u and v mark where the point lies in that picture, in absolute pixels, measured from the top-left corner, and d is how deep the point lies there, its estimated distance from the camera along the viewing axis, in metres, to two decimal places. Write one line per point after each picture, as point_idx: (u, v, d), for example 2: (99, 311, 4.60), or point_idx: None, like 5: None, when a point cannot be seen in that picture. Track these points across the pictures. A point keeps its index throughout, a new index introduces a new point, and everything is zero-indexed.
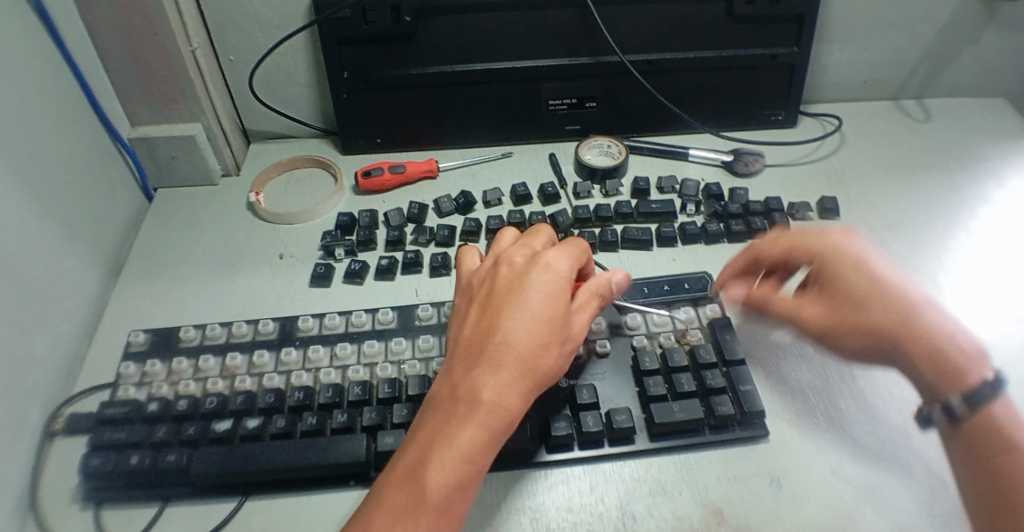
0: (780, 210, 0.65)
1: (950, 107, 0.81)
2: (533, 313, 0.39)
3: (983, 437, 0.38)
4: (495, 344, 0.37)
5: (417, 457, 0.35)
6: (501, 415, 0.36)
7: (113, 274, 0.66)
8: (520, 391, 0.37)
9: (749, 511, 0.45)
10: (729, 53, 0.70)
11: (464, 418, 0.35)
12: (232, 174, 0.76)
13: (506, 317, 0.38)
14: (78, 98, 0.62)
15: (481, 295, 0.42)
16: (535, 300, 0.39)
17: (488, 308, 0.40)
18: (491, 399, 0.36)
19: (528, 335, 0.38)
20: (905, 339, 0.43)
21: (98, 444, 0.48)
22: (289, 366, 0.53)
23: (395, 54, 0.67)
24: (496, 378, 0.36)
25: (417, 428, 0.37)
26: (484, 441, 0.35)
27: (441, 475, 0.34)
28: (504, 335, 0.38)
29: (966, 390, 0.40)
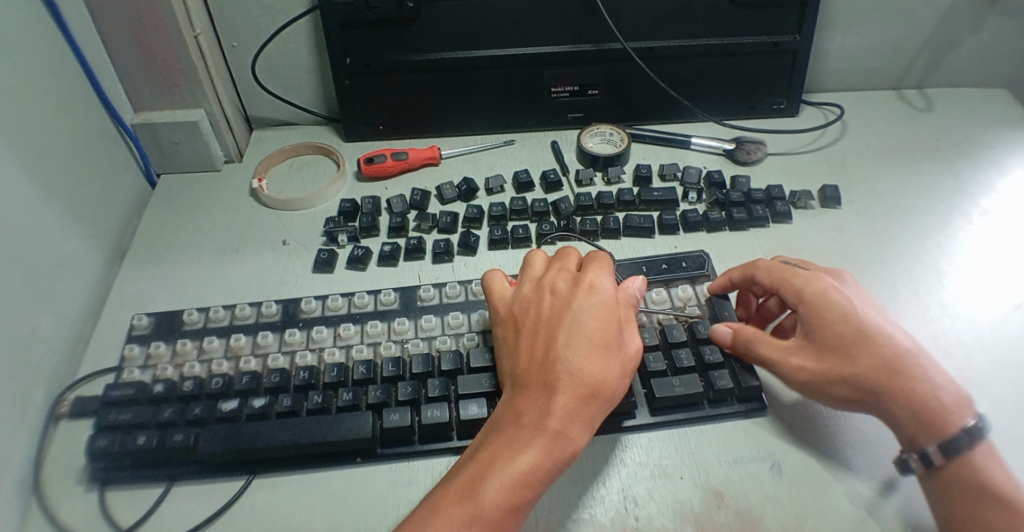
0: (781, 198, 0.65)
1: (951, 95, 0.81)
2: (585, 341, 0.43)
3: (957, 483, 0.42)
4: (557, 374, 0.42)
5: (474, 474, 0.39)
6: (562, 439, 0.40)
7: (117, 258, 0.66)
8: (580, 421, 0.41)
9: (749, 494, 0.46)
10: (732, 40, 0.70)
11: (529, 440, 0.40)
12: (235, 159, 0.76)
13: (562, 346, 0.43)
14: (80, 82, 0.62)
15: (544, 322, 0.46)
16: (588, 325, 0.44)
17: (551, 338, 0.44)
18: (555, 427, 0.40)
19: (589, 368, 0.42)
20: (887, 391, 0.45)
21: (105, 424, 0.48)
22: (293, 346, 0.54)
23: (397, 39, 0.67)
24: (556, 405, 0.41)
25: (478, 447, 0.42)
26: (544, 462, 0.40)
27: (502, 493, 0.38)
28: (566, 365, 0.42)
29: (943, 440, 0.43)
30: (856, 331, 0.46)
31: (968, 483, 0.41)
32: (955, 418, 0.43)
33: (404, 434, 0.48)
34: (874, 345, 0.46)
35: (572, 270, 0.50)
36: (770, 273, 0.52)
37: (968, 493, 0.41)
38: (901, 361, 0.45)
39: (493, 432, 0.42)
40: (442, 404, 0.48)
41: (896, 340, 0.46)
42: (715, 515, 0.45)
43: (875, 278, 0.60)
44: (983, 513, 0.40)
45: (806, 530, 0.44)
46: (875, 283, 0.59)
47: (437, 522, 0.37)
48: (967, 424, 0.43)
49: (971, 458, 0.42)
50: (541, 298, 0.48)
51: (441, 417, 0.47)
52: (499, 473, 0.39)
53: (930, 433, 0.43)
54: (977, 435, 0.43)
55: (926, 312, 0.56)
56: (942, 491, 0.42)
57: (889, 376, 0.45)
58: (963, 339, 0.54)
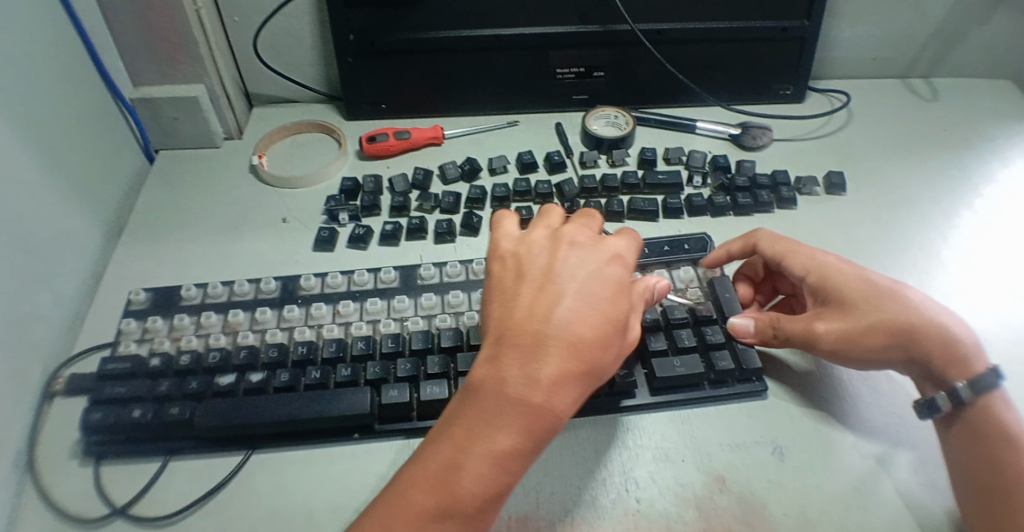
0: (787, 184, 0.65)
1: (956, 86, 0.81)
2: (583, 311, 0.36)
3: (976, 422, 0.43)
4: (546, 343, 0.35)
5: (449, 457, 0.33)
6: (546, 420, 0.34)
7: (115, 235, 0.65)
8: (568, 398, 0.35)
9: (752, 480, 0.46)
10: (740, 24, 0.69)
11: (509, 421, 0.34)
12: (234, 136, 0.75)
13: (556, 313, 0.36)
14: (81, 54, 0.61)
15: (534, 274, 0.39)
16: (590, 293, 0.37)
17: (538, 295, 0.37)
18: (540, 407, 0.34)
19: (575, 333, 0.35)
20: (922, 338, 0.46)
21: (100, 398, 0.48)
22: (292, 322, 0.53)
23: (402, 17, 0.66)
24: (546, 383, 0.34)
25: (448, 420, 0.36)
26: (524, 446, 0.34)
27: (477, 483, 0.33)
28: (558, 337, 0.35)
29: (972, 378, 0.44)
30: (867, 292, 0.48)
31: (987, 425, 0.43)
32: (980, 360, 0.45)
33: (404, 411, 0.48)
34: (889, 301, 0.48)
35: (586, 227, 0.42)
36: (774, 245, 0.54)
37: (982, 435, 0.43)
38: (920, 311, 0.47)
39: (462, 402, 0.36)
40: (441, 381, 0.48)
41: (905, 292, 0.49)
42: (718, 499, 0.45)
43: (878, 265, 0.59)
44: (997, 453, 0.42)
45: (810, 517, 0.43)
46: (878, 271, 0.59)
47: (403, 510, 0.33)
48: (990, 366, 0.45)
49: (992, 400, 0.44)
50: (533, 249, 0.41)
51: (440, 394, 0.47)
52: (468, 462, 0.33)
53: (959, 372, 0.45)
54: (999, 381, 0.45)
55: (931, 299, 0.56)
56: (962, 429, 0.44)
57: (917, 326, 0.46)
58: None
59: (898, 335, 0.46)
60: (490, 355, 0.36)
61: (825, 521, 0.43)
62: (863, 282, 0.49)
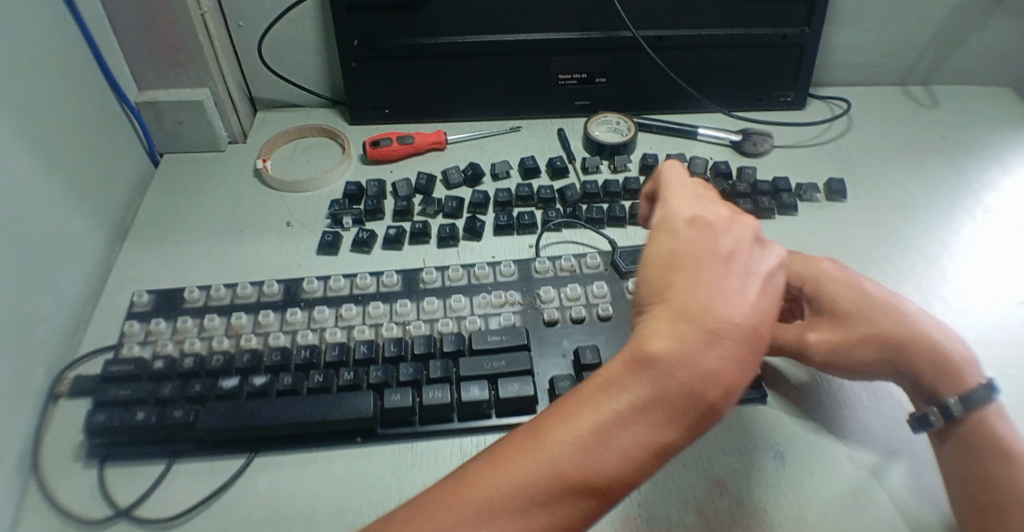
0: (787, 190, 0.66)
1: (956, 93, 0.81)
2: (744, 305, 0.33)
3: (970, 436, 0.44)
4: (715, 329, 0.31)
5: (599, 428, 0.31)
6: (706, 417, 0.31)
7: (119, 238, 0.66)
8: (733, 396, 0.32)
9: (750, 485, 0.46)
10: (741, 31, 0.70)
11: (672, 404, 0.31)
12: (238, 140, 0.75)
13: (724, 298, 0.33)
14: (86, 58, 0.61)
15: (709, 261, 0.34)
16: (747, 288, 0.34)
17: (721, 288, 0.33)
18: (709, 400, 0.31)
19: (743, 327, 0.32)
20: (913, 352, 0.46)
21: (103, 401, 0.48)
22: (294, 326, 0.53)
23: (405, 23, 0.67)
24: (715, 374, 0.31)
25: (596, 385, 0.32)
26: (680, 436, 0.31)
27: (623, 464, 0.30)
28: (725, 325, 0.32)
29: (964, 393, 0.45)
30: (860, 304, 0.49)
31: (980, 439, 0.43)
32: (973, 374, 0.46)
33: (406, 414, 0.48)
34: (881, 313, 0.48)
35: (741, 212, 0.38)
36: None
37: (975, 448, 0.43)
38: (911, 323, 0.47)
39: (624, 385, 0.31)
40: (444, 385, 0.48)
41: (900, 303, 0.49)
42: (716, 504, 0.45)
43: (877, 272, 0.60)
44: (991, 467, 0.42)
45: (807, 522, 0.44)
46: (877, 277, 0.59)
47: (536, 467, 0.30)
48: (983, 380, 0.45)
49: (985, 414, 0.44)
50: (699, 228, 0.36)
51: (442, 399, 0.48)
52: (618, 455, 0.30)
53: (951, 386, 0.45)
54: (990, 396, 0.45)
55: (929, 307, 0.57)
56: (955, 446, 0.44)
57: (908, 340, 0.47)
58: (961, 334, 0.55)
59: (889, 349, 0.47)
60: (647, 333, 0.32)
61: (822, 525, 0.44)
62: (856, 293, 0.49)
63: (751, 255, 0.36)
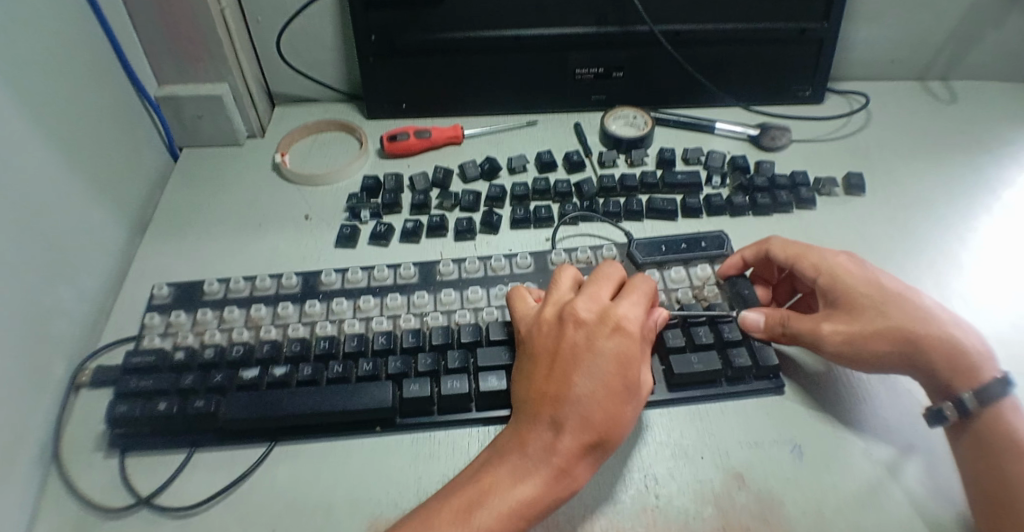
0: (806, 184, 0.65)
1: (974, 89, 0.80)
2: (585, 384, 0.41)
3: (985, 430, 0.43)
4: (566, 404, 0.41)
5: (475, 495, 0.39)
6: (562, 481, 0.40)
7: (139, 232, 0.66)
8: (581, 461, 0.40)
9: (771, 478, 0.46)
10: (759, 25, 0.69)
11: (532, 472, 0.39)
12: (257, 135, 0.76)
13: (566, 378, 0.42)
14: (108, 53, 0.62)
15: (614, 362, 0.42)
16: (608, 366, 0.42)
17: (580, 381, 0.41)
18: (558, 465, 0.39)
19: (591, 406, 0.41)
20: (929, 348, 0.46)
21: (125, 391, 0.48)
22: (313, 317, 0.54)
23: (422, 18, 0.67)
24: (568, 447, 0.40)
25: (476, 470, 0.41)
26: (537, 498, 0.39)
27: (496, 521, 0.37)
28: (576, 400, 0.41)
29: (977, 388, 0.44)
30: (877, 299, 0.48)
31: (995, 432, 0.43)
32: (988, 369, 0.45)
33: (424, 405, 0.48)
34: (897, 308, 0.48)
35: (599, 297, 0.46)
36: (785, 250, 0.54)
37: (992, 442, 0.43)
38: (928, 319, 0.47)
39: (517, 438, 0.41)
40: (462, 376, 0.48)
41: (916, 297, 0.49)
42: (736, 496, 0.45)
43: (896, 266, 0.59)
44: (1007, 460, 0.41)
45: (829, 517, 0.43)
46: (896, 272, 0.59)
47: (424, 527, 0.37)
48: (999, 374, 0.45)
49: (1000, 408, 0.44)
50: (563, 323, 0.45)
51: (461, 389, 0.48)
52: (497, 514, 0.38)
53: (966, 382, 0.45)
54: (1006, 390, 0.44)
55: (946, 302, 0.56)
56: (970, 439, 0.44)
57: (925, 337, 0.46)
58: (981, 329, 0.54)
59: (906, 345, 0.46)
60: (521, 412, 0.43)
61: (842, 519, 0.43)
62: (872, 288, 0.49)
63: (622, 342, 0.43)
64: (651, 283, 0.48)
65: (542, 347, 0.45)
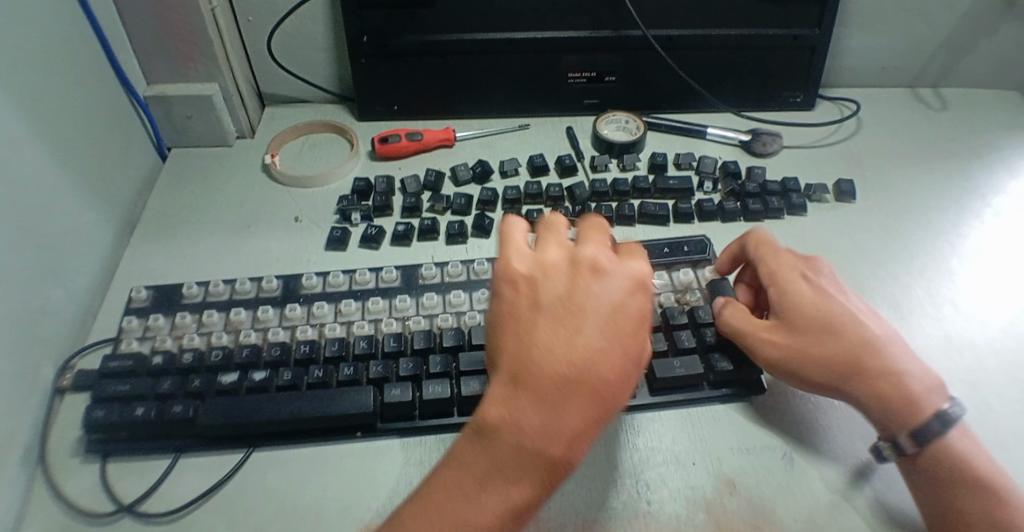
0: (797, 190, 0.65)
1: (965, 97, 0.81)
2: (591, 358, 0.33)
3: (932, 469, 0.42)
4: (569, 386, 0.33)
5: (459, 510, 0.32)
6: (561, 479, 0.33)
7: (126, 232, 0.66)
8: (583, 451, 0.34)
9: (761, 484, 0.46)
10: (751, 32, 0.69)
11: (526, 475, 0.32)
12: (247, 136, 0.75)
13: (568, 351, 0.33)
14: (97, 52, 0.61)
15: (635, 323, 0.35)
16: (617, 338, 0.34)
17: (586, 357, 0.33)
18: (559, 463, 0.33)
19: (597, 388, 0.33)
20: (849, 379, 0.45)
21: (101, 396, 0.48)
22: (294, 321, 0.53)
23: (414, 19, 0.67)
24: (572, 438, 0.33)
25: (454, 472, 0.34)
26: (532, 502, 0.32)
27: None
28: (581, 380, 0.33)
29: (912, 427, 0.43)
30: (817, 320, 0.47)
31: (943, 471, 0.41)
32: (925, 404, 0.43)
33: (406, 410, 0.48)
34: (832, 335, 0.46)
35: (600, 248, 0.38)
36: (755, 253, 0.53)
37: (943, 483, 0.41)
38: (861, 351, 0.45)
39: (513, 418, 0.32)
40: (443, 380, 0.48)
41: (863, 330, 0.46)
42: (727, 502, 0.45)
43: (888, 274, 0.60)
44: (959, 503, 0.40)
45: (819, 523, 0.43)
46: (887, 280, 0.59)
47: None
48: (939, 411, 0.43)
49: (941, 444, 0.42)
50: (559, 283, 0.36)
51: (442, 393, 0.47)
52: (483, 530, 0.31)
53: (901, 420, 0.43)
54: (949, 420, 0.43)
55: (938, 311, 0.56)
56: (922, 474, 0.42)
57: (846, 369, 0.45)
58: (972, 338, 0.54)
59: (825, 371, 0.46)
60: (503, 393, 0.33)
61: (834, 525, 0.43)
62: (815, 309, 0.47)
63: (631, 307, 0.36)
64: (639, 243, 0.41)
65: (542, 298, 0.36)
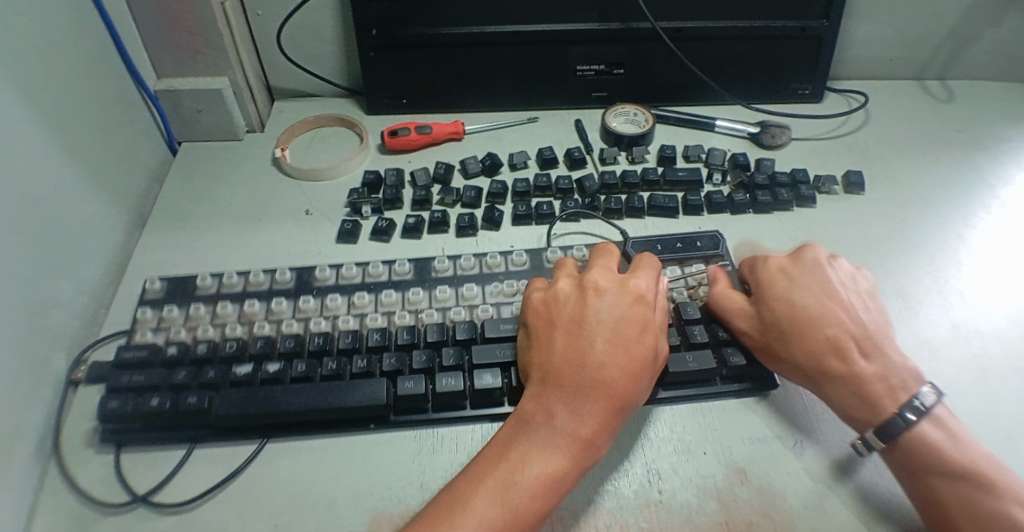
0: (806, 182, 0.65)
1: (973, 88, 0.81)
2: (608, 353, 0.42)
3: (906, 465, 0.43)
4: (592, 375, 0.41)
5: (507, 473, 0.38)
6: (589, 454, 0.40)
7: (136, 226, 0.66)
8: (608, 432, 0.41)
9: (772, 473, 0.46)
10: (760, 23, 0.69)
11: (561, 448, 0.39)
12: (256, 130, 0.75)
13: (590, 348, 0.42)
14: (107, 45, 0.62)
15: (637, 327, 0.44)
16: (628, 335, 0.43)
17: (603, 353, 0.42)
18: (587, 439, 0.40)
19: (614, 378, 0.41)
20: (819, 377, 0.47)
21: (117, 386, 0.48)
22: (307, 313, 0.53)
23: (423, 12, 0.67)
24: (596, 418, 0.40)
25: (499, 447, 0.40)
26: (570, 471, 0.39)
27: (530, 495, 0.38)
28: (601, 371, 0.41)
29: (877, 426, 0.44)
30: (790, 320, 0.49)
31: (916, 466, 0.42)
32: (886, 403, 0.44)
33: (419, 402, 0.48)
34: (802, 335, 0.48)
35: (610, 270, 0.48)
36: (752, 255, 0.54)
37: (920, 478, 0.42)
38: (831, 348, 0.47)
39: (546, 406, 0.41)
40: (457, 373, 0.48)
41: (833, 330, 0.47)
42: (738, 491, 0.45)
43: (897, 264, 0.60)
44: (936, 497, 0.41)
45: (831, 510, 0.44)
46: (896, 270, 0.59)
47: (453, 509, 0.37)
48: (901, 409, 0.44)
49: (910, 439, 0.43)
50: (578, 298, 0.46)
51: (455, 386, 0.48)
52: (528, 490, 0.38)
53: (867, 421, 0.45)
54: (914, 417, 0.43)
55: (944, 300, 0.57)
56: (899, 468, 0.43)
57: (816, 369, 0.47)
58: (981, 327, 0.55)
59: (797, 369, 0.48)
60: (538, 389, 0.42)
61: (845, 513, 0.44)
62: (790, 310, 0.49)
63: (637, 313, 0.45)
64: (656, 261, 0.51)
65: (560, 317, 0.45)
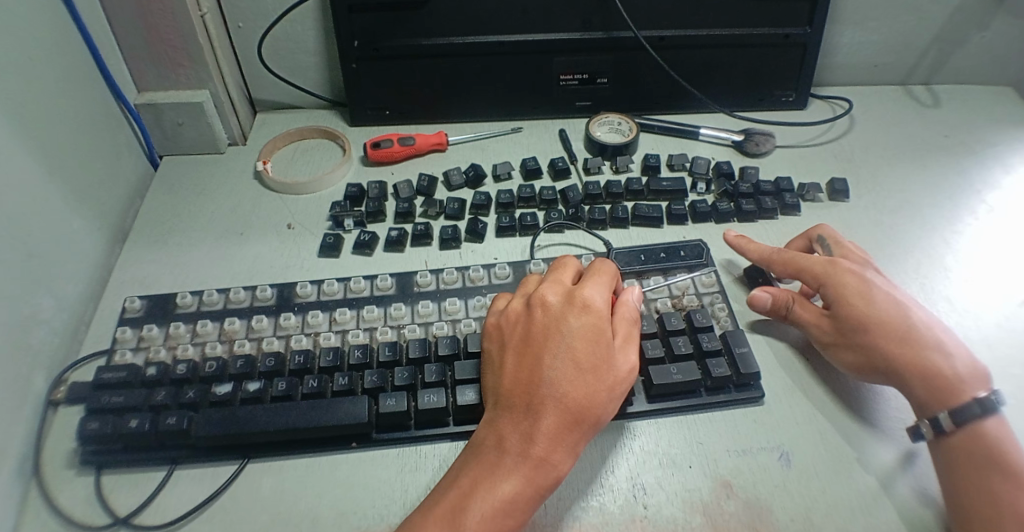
0: (790, 190, 0.65)
1: (957, 93, 0.81)
2: (555, 367, 0.42)
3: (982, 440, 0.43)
4: (540, 391, 0.41)
5: (459, 499, 0.38)
6: (546, 471, 0.40)
7: (118, 241, 0.65)
8: (563, 447, 0.40)
9: (758, 486, 0.46)
10: (743, 31, 0.69)
11: (514, 468, 0.39)
12: (238, 142, 0.75)
13: (538, 365, 0.43)
14: (86, 61, 0.61)
15: (586, 339, 0.44)
16: (575, 347, 0.43)
17: (550, 368, 0.42)
18: (539, 456, 0.40)
19: (562, 391, 0.41)
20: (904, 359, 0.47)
21: (96, 407, 0.47)
22: (288, 330, 0.53)
23: (405, 23, 0.66)
24: (547, 434, 0.40)
25: (458, 473, 0.40)
26: (526, 491, 0.39)
27: (482, 518, 0.37)
28: (548, 386, 0.41)
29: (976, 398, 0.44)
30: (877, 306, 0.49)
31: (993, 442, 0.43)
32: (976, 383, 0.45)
33: (401, 420, 0.47)
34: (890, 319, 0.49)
35: (562, 283, 0.48)
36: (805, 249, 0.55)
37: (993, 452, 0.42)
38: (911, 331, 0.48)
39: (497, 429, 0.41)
40: (439, 390, 0.48)
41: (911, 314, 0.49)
42: (725, 505, 0.45)
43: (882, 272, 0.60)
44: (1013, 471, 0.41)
45: (817, 522, 0.43)
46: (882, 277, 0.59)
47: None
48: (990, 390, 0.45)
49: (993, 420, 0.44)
50: (526, 316, 0.46)
51: (437, 403, 0.47)
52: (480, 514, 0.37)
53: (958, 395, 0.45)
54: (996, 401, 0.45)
55: (933, 307, 0.56)
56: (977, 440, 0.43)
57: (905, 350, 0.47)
58: (968, 333, 0.54)
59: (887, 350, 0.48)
60: (493, 413, 0.43)
61: (831, 525, 0.43)
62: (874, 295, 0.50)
63: (583, 323, 0.44)
64: (612, 266, 0.50)
65: (511, 338, 0.46)
